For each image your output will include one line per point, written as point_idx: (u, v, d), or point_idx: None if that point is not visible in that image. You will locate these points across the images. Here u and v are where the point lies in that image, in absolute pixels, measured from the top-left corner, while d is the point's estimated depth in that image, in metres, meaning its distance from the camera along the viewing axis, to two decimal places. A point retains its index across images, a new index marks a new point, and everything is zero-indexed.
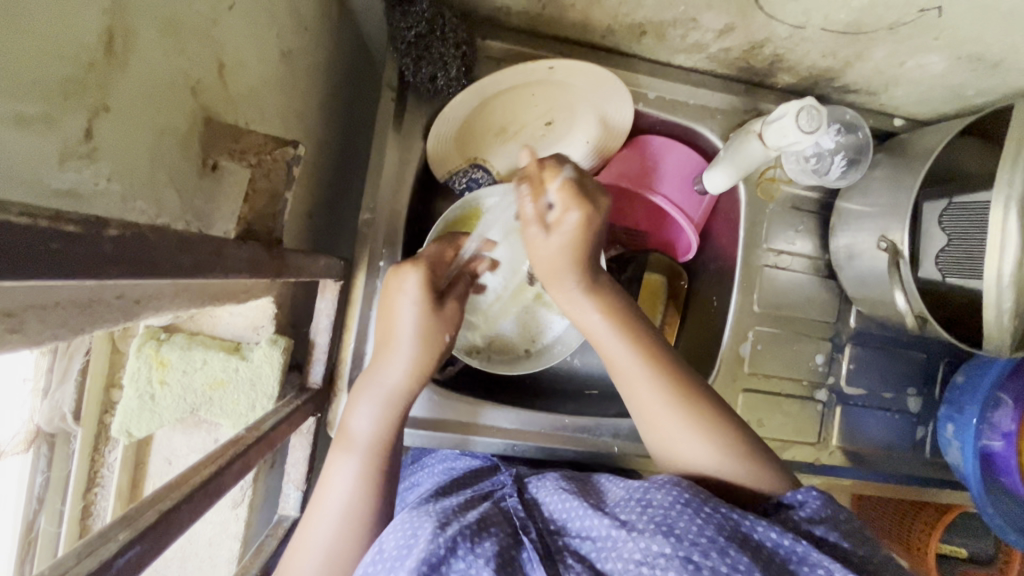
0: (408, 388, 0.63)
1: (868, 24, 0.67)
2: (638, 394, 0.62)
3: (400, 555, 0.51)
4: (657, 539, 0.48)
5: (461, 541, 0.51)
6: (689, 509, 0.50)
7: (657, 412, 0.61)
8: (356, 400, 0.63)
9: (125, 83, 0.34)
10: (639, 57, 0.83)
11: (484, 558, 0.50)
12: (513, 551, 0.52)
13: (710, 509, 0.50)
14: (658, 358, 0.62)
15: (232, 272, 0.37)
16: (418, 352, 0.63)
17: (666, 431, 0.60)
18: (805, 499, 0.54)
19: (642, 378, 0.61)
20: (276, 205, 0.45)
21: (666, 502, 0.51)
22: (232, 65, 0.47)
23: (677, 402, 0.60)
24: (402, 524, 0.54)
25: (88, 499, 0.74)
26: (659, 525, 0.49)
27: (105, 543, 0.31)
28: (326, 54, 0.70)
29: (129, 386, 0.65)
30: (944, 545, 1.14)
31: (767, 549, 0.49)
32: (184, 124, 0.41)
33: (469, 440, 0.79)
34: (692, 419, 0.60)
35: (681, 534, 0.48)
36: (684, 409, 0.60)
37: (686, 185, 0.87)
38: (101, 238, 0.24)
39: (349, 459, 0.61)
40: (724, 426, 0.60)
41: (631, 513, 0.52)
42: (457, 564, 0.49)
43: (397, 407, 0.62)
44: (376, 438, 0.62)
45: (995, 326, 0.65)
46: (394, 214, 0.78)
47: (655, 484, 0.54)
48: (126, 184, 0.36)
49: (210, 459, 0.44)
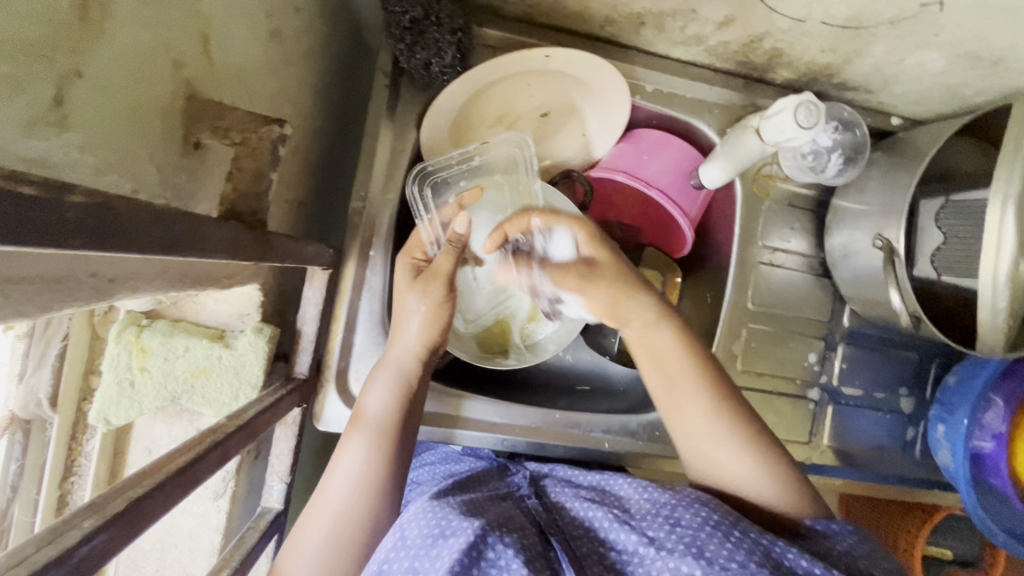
0: (420, 362, 0.65)
1: (869, 18, 0.66)
2: (695, 421, 0.61)
3: (424, 543, 0.50)
4: (687, 561, 0.46)
5: (491, 530, 0.50)
6: (718, 532, 0.48)
7: (715, 437, 0.60)
8: (371, 381, 0.64)
9: (100, 50, 0.33)
10: (637, 49, 0.82)
11: (513, 549, 0.49)
12: (539, 548, 0.51)
13: (740, 534, 0.49)
14: (714, 381, 0.63)
15: (211, 253, 0.35)
16: (426, 328, 0.64)
17: (706, 440, 0.61)
18: (840, 532, 0.54)
19: (706, 402, 0.62)
20: (259, 185, 0.44)
21: (694, 523, 0.50)
22: (218, 39, 0.45)
23: (721, 414, 0.61)
24: (425, 513, 0.54)
25: (65, 488, 0.72)
26: (689, 547, 0.47)
27: (71, 530, 0.30)
28: (318, 36, 0.68)
29: (107, 373, 0.63)
30: (930, 547, 1.15)
31: (802, 573, 0.47)
32: (165, 98, 0.39)
33: (459, 435, 0.78)
34: (746, 443, 0.60)
35: (711, 557, 0.46)
36: (742, 436, 0.60)
37: (683, 179, 0.86)
38: (64, 206, 0.22)
39: (359, 437, 0.61)
40: (778, 459, 0.59)
41: (659, 530, 0.51)
42: (488, 552, 0.48)
43: (406, 389, 0.63)
44: (386, 418, 0.62)
45: (989, 325, 0.65)
46: (385, 202, 0.77)
47: (683, 502, 0.53)
48: (100, 156, 0.34)
49: (187, 447, 0.43)
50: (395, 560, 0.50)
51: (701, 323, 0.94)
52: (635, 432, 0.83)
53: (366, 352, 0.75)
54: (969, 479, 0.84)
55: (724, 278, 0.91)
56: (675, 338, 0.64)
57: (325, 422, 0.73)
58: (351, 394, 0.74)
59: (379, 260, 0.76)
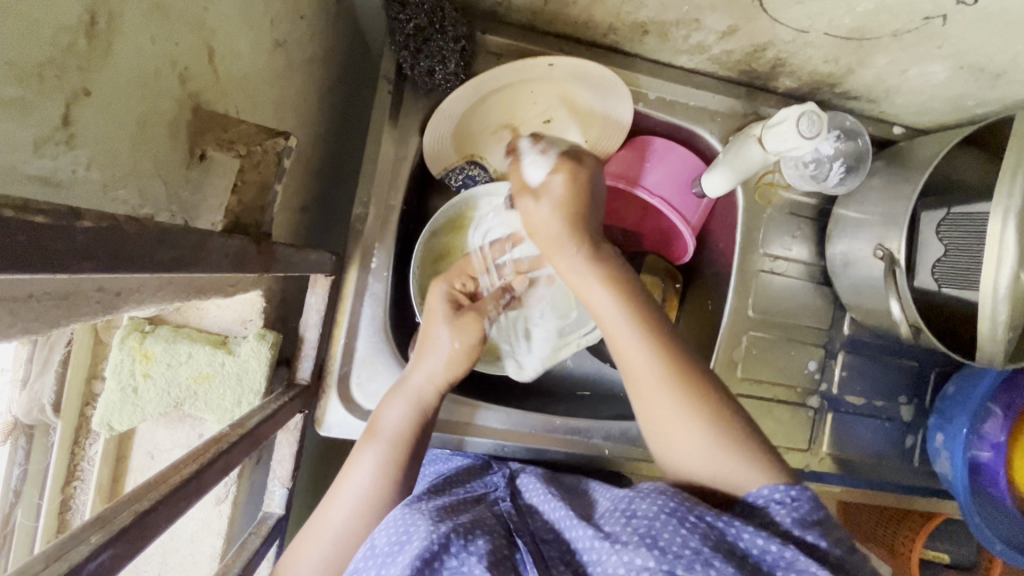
0: (439, 392, 0.66)
1: (873, 30, 0.67)
2: (648, 396, 0.59)
3: (391, 550, 0.50)
4: (641, 552, 0.46)
5: (455, 538, 0.50)
6: (673, 519, 0.48)
7: (667, 414, 0.58)
8: (388, 397, 0.65)
9: (107, 67, 0.33)
10: (640, 57, 0.82)
11: (477, 555, 0.49)
12: (506, 551, 0.51)
13: (695, 519, 0.49)
14: (662, 342, 0.59)
15: (216, 267, 0.36)
16: (451, 366, 0.66)
17: (664, 420, 0.58)
18: (798, 498, 0.51)
19: (649, 355, 0.59)
20: (264, 198, 0.44)
21: (651, 512, 0.50)
22: (223, 52, 0.45)
23: (671, 386, 0.58)
24: (395, 519, 0.53)
25: (66, 493, 0.73)
26: (644, 538, 0.48)
27: (77, 546, 0.30)
28: (322, 44, 0.68)
29: (110, 379, 0.63)
30: (927, 551, 1.15)
31: (754, 558, 0.47)
32: (171, 111, 0.40)
33: (468, 441, 0.79)
34: (690, 404, 0.57)
35: (665, 547, 0.46)
36: (684, 394, 0.57)
37: (685, 187, 0.86)
38: (74, 229, 0.23)
39: (375, 446, 0.61)
40: (729, 422, 0.57)
41: (617, 525, 0.51)
42: (450, 560, 0.48)
43: (423, 415, 0.64)
44: (400, 433, 0.62)
45: (988, 337, 0.65)
46: (388, 208, 0.77)
47: (640, 494, 0.53)
48: (107, 172, 0.34)
49: (191, 457, 0.43)
50: (363, 569, 0.50)
51: (702, 330, 0.95)
52: (635, 439, 0.83)
53: (367, 357, 0.75)
54: (967, 486, 0.84)
55: (725, 285, 0.91)
56: (603, 284, 0.61)
57: (326, 428, 0.74)
58: (352, 400, 0.74)
59: (381, 266, 0.76)
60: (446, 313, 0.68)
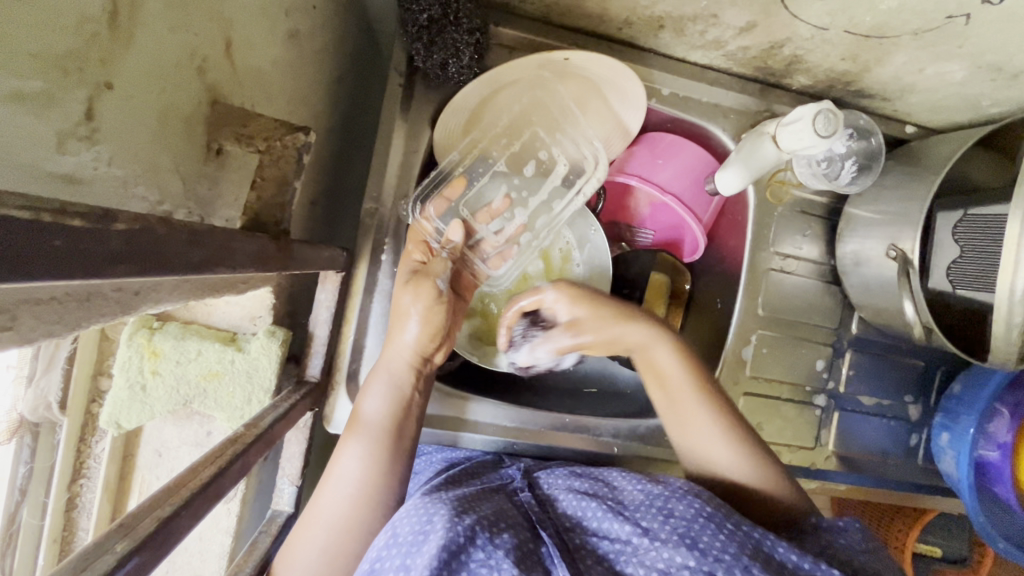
0: (415, 371, 0.66)
1: (893, 28, 0.66)
2: (693, 424, 0.64)
3: (415, 540, 0.50)
4: (680, 551, 0.48)
5: (480, 531, 0.50)
6: (712, 525, 0.50)
7: (705, 432, 0.64)
8: (367, 385, 0.66)
9: (129, 58, 0.32)
10: (654, 52, 0.81)
11: (503, 549, 0.49)
12: (531, 544, 0.51)
13: (732, 526, 0.50)
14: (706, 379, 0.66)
15: (238, 265, 0.35)
16: (421, 335, 0.66)
17: (704, 444, 0.64)
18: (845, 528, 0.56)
19: (699, 406, 0.64)
20: (283, 195, 0.43)
21: (688, 514, 0.51)
22: (240, 42, 0.44)
23: (715, 414, 0.64)
24: (415, 510, 0.53)
25: (72, 491, 0.72)
26: (683, 538, 0.49)
27: (102, 555, 0.29)
28: (333, 34, 0.66)
29: (118, 376, 0.62)
30: (921, 545, 1.17)
31: (790, 567, 0.49)
32: (188, 104, 0.38)
33: (463, 438, 0.79)
34: (722, 422, 0.64)
35: (705, 549, 0.48)
36: (722, 422, 0.64)
37: (697, 185, 0.85)
38: (110, 233, 0.22)
39: (356, 442, 0.62)
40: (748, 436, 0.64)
41: (653, 521, 0.52)
42: (478, 553, 0.48)
43: (403, 398, 0.65)
44: (383, 423, 0.63)
45: (1003, 339, 0.65)
46: (399, 203, 0.76)
47: (676, 494, 0.54)
48: (128, 168, 0.33)
49: (208, 460, 0.42)
50: (385, 558, 0.50)
51: (708, 327, 0.94)
52: (643, 437, 0.83)
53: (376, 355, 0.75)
54: (972, 485, 0.85)
55: (735, 283, 0.91)
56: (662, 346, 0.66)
57: (335, 425, 0.73)
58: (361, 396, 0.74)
59: (391, 262, 0.76)
60: (404, 282, 0.67)
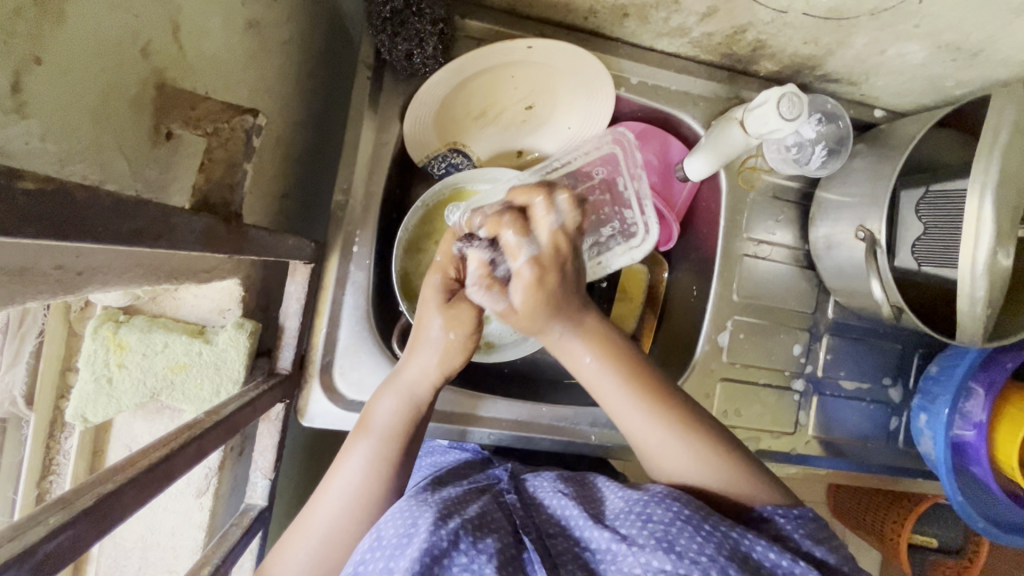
0: (435, 390, 0.65)
1: (849, 9, 0.67)
2: (632, 423, 0.61)
3: (400, 543, 0.49)
4: (658, 555, 0.47)
5: (463, 535, 0.50)
6: (689, 527, 0.49)
7: (657, 440, 0.60)
8: (380, 392, 0.65)
9: (63, 34, 0.32)
10: (622, 41, 0.82)
11: (487, 554, 0.49)
12: (513, 549, 0.51)
13: (711, 527, 0.50)
14: (654, 390, 0.61)
15: (183, 244, 0.35)
16: (446, 358, 0.64)
17: (650, 445, 0.60)
18: (800, 516, 0.55)
19: (636, 415, 0.60)
20: (233, 176, 0.44)
21: (666, 518, 0.50)
22: (191, 29, 0.44)
23: (660, 413, 0.60)
24: (401, 512, 0.53)
25: (43, 487, 0.72)
26: (660, 542, 0.48)
27: (35, 526, 0.30)
28: (298, 25, 0.67)
29: (84, 369, 0.62)
30: (914, 535, 1.16)
31: (765, 566, 0.49)
32: (132, 85, 0.39)
33: (470, 431, 0.78)
34: (676, 428, 0.59)
35: (681, 552, 0.47)
36: (674, 426, 0.59)
37: (668, 173, 0.87)
38: (15, 191, 0.22)
39: (366, 442, 0.61)
40: (710, 434, 0.60)
41: (631, 527, 0.51)
42: (460, 556, 0.48)
43: (417, 411, 0.64)
44: (395, 427, 0.62)
45: (968, 313, 0.65)
46: (369, 195, 0.76)
47: (655, 498, 0.53)
48: (65, 145, 0.34)
49: (161, 442, 0.42)
50: (370, 561, 0.49)
51: (686, 315, 0.95)
52: (621, 424, 0.83)
53: (350, 347, 0.75)
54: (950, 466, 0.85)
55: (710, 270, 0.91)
56: (597, 356, 0.61)
57: (309, 417, 0.73)
58: (335, 389, 0.74)
59: (363, 254, 0.76)
60: (440, 301, 0.65)
